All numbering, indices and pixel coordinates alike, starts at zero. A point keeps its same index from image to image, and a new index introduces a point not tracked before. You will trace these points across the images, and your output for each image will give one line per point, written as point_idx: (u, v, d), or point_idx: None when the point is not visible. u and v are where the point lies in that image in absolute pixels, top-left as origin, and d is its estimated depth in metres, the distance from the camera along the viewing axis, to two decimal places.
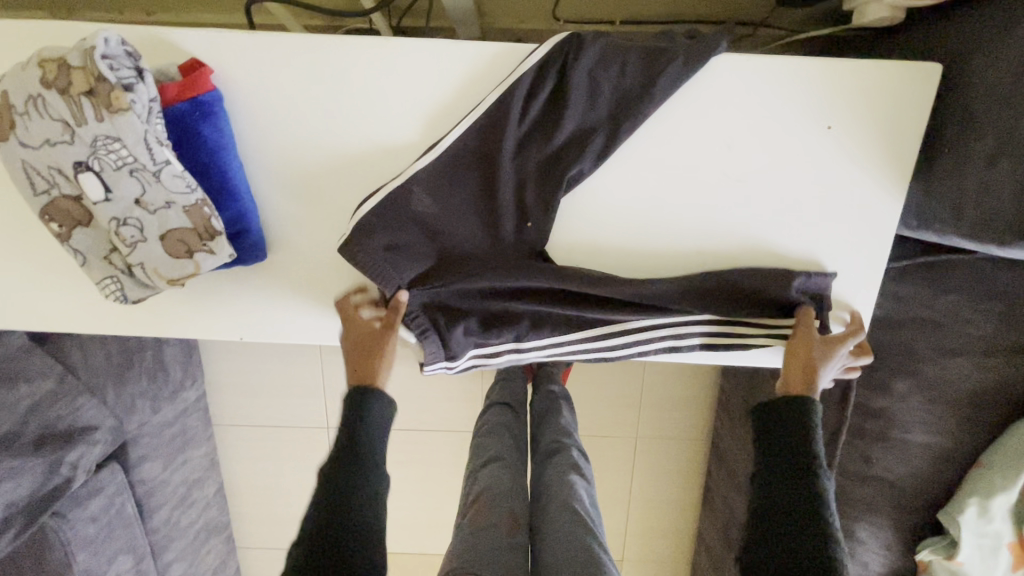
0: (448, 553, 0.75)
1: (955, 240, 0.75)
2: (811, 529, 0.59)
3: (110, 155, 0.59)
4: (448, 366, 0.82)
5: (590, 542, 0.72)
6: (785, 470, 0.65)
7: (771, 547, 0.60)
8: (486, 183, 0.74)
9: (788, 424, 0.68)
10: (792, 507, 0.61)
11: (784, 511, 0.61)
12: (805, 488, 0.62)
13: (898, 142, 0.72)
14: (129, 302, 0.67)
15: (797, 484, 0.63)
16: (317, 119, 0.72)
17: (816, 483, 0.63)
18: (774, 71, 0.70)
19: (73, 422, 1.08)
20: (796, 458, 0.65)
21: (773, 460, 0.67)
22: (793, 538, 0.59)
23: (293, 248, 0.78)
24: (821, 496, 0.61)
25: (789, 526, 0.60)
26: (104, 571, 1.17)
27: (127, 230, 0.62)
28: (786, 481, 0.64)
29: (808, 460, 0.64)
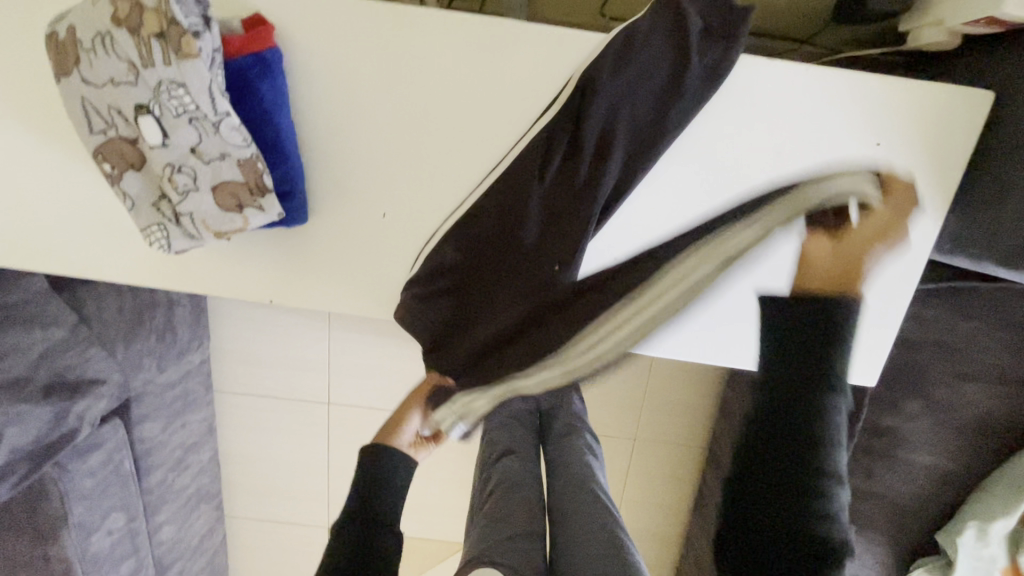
0: (467, 544, 0.78)
1: (989, 267, 0.76)
2: (808, 488, 0.48)
3: (172, 101, 0.58)
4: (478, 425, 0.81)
5: (610, 525, 0.75)
6: (799, 408, 0.49)
7: (758, 495, 0.49)
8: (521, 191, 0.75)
9: (804, 345, 0.50)
10: (793, 447, 0.48)
11: (781, 463, 0.49)
12: (814, 430, 0.49)
13: (942, 165, 0.73)
14: (171, 251, 0.66)
15: (800, 422, 0.49)
16: (373, 87, 0.72)
17: (829, 419, 0.49)
18: (831, 84, 0.71)
19: (82, 373, 1.06)
20: (804, 392, 0.49)
21: (785, 372, 0.50)
22: (786, 509, 0.48)
23: (334, 214, 0.77)
24: (828, 432, 0.49)
25: (787, 486, 0.48)
26: (96, 527, 1.15)
27: (180, 178, 0.62)
28: (790, 419, 0.49)
29: (820, 393, 0.49)
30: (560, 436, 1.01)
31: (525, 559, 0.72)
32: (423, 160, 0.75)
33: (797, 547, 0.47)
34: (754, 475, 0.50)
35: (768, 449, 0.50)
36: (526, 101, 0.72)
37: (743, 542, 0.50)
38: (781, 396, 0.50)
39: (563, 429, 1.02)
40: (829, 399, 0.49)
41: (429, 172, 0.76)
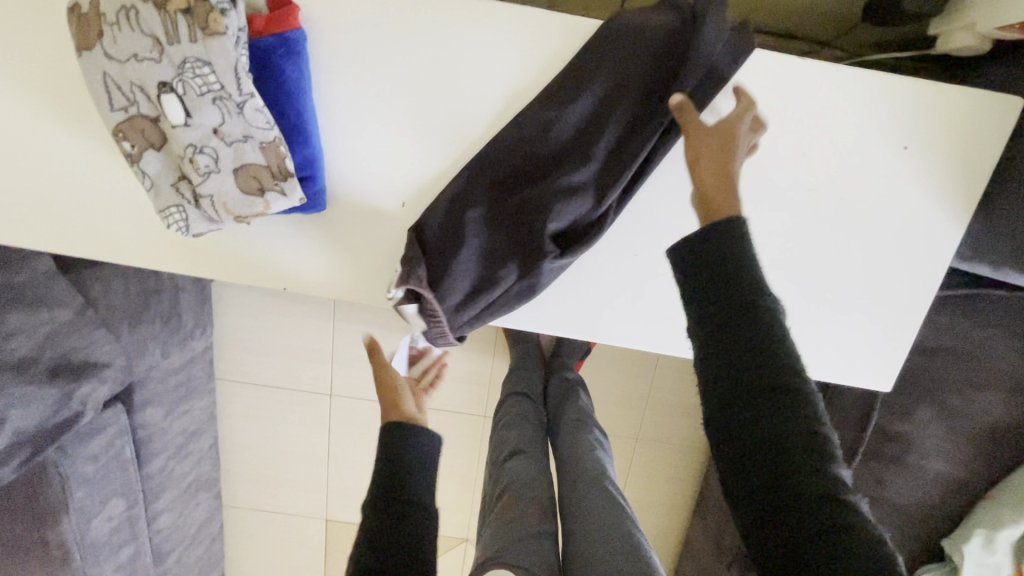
0: (479, 545, 0.77)
1: (1010, 274, 0.77)
2: (778, 395, 0.46)
3: (196, 79, 0.57)
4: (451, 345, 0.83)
5: (625, 522, 0.75)
6: (744, 319, 0.48)
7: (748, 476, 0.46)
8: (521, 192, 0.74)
9: (720, 257, 0.50)
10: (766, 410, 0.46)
11: (749, 380, 0.47)
12: (764, 335, 0.47)
13: (969, 170, 0.73)
14: (189, 234, 0.65)
15: (743, 327, 0.48)
16: (397, 74, 0.70)
17: (773, 316, 0.48)
18: (861, 84, 0.70)
19: (87, 356, 1.04)
20: (739, 320, 0.48)
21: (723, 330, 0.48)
22: (766, 423, 0.46)
23: (353, 202, 0.76)
24: (776, 326, 0.47)
25: (759, 399, 0.46)
26: (96, 512, 1.13)
27: (201, 159, 0.61)
28: (739, 332, 0.48)
29: (755, 296, 0.48)
30: (569, 432, 1.00)
31: (539, 561, 0.72)
32: (446, 149, 0.74)
33: (794, 459, 0.45)
34: (728, 400, 0.48)
35: (732, 372, 0.47)
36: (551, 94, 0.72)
37: (742, 471, 0.46)
38: (722, 317, 0.49)
39: (572, 425, 1.01)
40: (764, 298, 0.48)
41: (451, 162, 0.75)
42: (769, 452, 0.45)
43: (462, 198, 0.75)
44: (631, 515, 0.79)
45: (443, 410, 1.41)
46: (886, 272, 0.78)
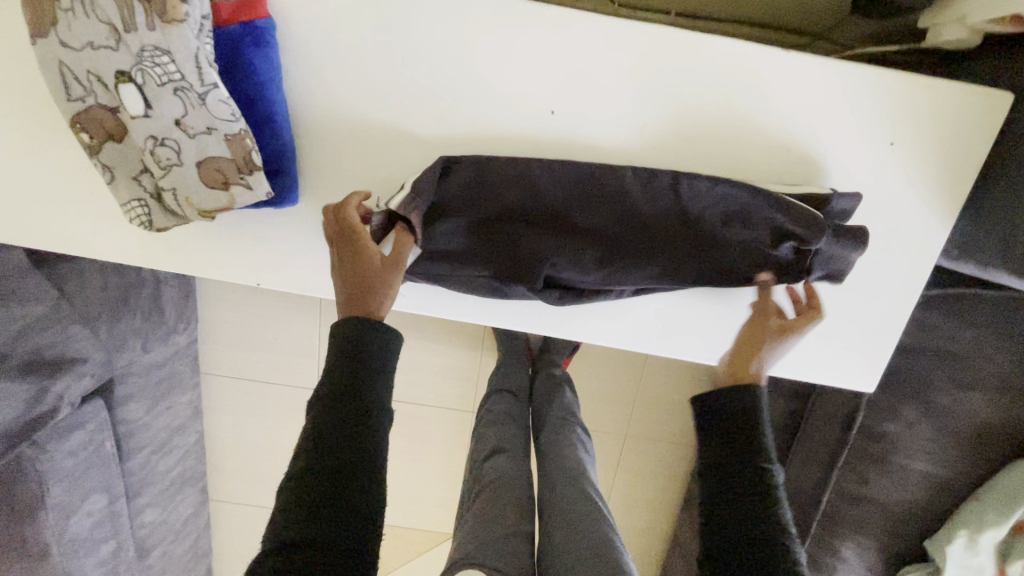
0: (452, 544, 0.77)
1: (996, 275, 0.74)
2: (756, 542, 0.54)
3: (155, 69, 0.55)
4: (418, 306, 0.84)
5: (598, 523, 0.74)
6: (735, 470, 0.58)
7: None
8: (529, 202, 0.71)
9: (731, 417, 0.62)
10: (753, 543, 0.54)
11: (734, 521, 0.56)
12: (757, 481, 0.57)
13: (956, 167, 0.71)
14: (153, 229, 0.63)
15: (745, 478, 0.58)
16: (370, 64, 0.69)
17: (767, 478, 0.58)
18: (847, 77, 0.68)
19: (64, 351, 1.03)
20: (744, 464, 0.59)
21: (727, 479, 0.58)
22: (737, 561, 0.54)
23: (328, 195, 0.74)
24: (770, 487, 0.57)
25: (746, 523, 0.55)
26: (76, 508, 1.12)
27: (164, 151, 0.59)
28: (733, 481, 0.58)
29: (755, 457, 0.59)
30: (552, 430, 0.99)
31: (513, 563, 0.71)
32: (422, 142, 0.72)
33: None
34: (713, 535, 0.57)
35: (717, 510, 0.58)
36: (530, 85, 0.70)
37: None
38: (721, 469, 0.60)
39: (555, 424, 1.01)
40: (761, 460, 0.59)
41: (428, 155, 0.73)
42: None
43: (441, 199, 0.70)
44: (608, 519, 0.77)
45: (429, 406, 1.40)
46: (868, 273, 0.77)
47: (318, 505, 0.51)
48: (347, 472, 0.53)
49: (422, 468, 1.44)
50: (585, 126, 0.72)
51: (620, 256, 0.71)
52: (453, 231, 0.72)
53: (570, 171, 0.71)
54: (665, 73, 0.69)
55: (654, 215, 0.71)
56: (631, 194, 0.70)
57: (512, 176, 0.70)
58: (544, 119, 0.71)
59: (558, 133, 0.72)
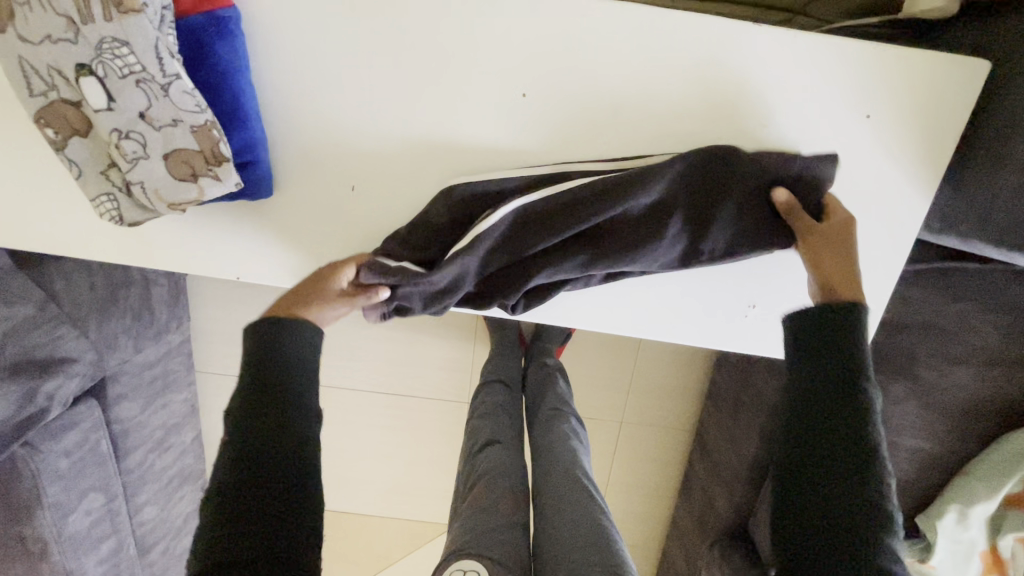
0: (448, 538, 0.76)
1: (979, 246, 0.74)
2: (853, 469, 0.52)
3: (115, 61, 0.55)
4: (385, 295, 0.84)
5: (594, 513, 0.73)
6: (828, 389, 0.55)
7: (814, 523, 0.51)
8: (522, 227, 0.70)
9: (831, 335, 0.58)
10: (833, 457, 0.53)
11: (824, 437, 0.53)
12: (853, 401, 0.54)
13: (934, 139, 0.71)
14: (124, 224, 0.63)
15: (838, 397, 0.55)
16: (340, 52, 0.68)
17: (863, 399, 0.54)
18: (821, 51, 0.68)
19: (53, 351, 1.04)
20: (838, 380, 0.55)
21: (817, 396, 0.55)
22: (830, 487, 0.52)
23: (302, 186, 0.74)
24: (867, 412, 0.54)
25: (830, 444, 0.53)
26: (74, 507, 1.13)
27: (129, 144, 0.59)
28: (833, 407, 0.54)
29: (853, 381, 0.55)
30: (546, 420, 0.99)
31: (508, 552, 0.71)
32: (394, 129, 0.72)
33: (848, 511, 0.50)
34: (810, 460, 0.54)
35: (809, 422, 0.55)
36: (499, 68, 0.69)
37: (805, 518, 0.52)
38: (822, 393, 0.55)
39: (549, 414, 1.00)
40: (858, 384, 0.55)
41: (403, 142, 0.72)
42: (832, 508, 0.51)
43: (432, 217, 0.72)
44: (604, 507, 0.77)
45: (424, 398, 1.40)
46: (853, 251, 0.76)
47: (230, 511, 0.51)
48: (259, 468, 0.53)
49: (419, 459, 1.44)
50: (558, 107, 0.71)
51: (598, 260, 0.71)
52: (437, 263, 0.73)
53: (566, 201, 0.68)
54: (636, 51, 0.68)
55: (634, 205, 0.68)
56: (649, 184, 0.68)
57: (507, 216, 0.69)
58: (515, 102, 0.71)
59: (530, 115, 0.72)
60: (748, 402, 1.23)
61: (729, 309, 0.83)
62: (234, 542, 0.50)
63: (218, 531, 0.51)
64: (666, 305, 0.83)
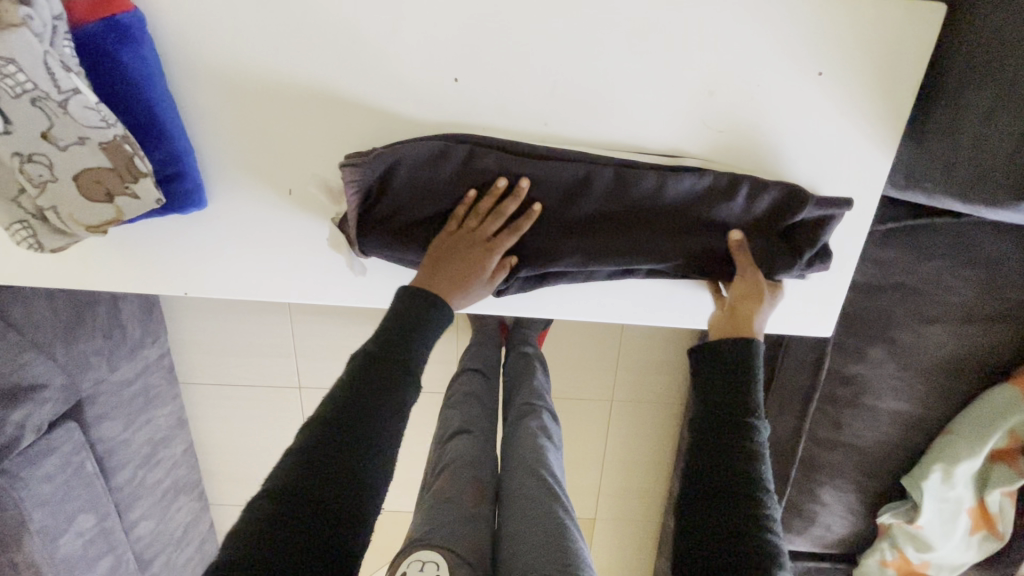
0: (410, 526, 0.75)
1: (942, 201, 0.71)
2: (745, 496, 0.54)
3: (5, 81, 0.51)
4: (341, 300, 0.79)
5: (555, 510, 0.73)
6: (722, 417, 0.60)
7: (705, 519, 0.55)
8: (536, 177, 0.68)
9: (730, 370, 0.63)
10: (720, 467, 0.56)
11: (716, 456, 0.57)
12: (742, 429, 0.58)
13: (892, 91, 0.67)
14: (44, 251, 0.61)
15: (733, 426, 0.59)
16: (259, 51, 0.65)
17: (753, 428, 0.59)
18: (765, 6, 0.64)
19: (19, 379, 1.03)
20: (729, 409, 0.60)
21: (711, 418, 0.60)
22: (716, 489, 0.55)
23: (236, 193, 0.71)
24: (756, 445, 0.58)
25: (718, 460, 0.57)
26: (63, 529, 1.13)
27: (33, 167, 0.56)
28: (725, 434, 0.58)
29: (741, 412, 0.59)
30: (518, 416, 0.98)
31: (469, 547, 0.69)
32: (325, 127, 0.69)
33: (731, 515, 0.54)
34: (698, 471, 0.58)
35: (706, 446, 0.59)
36: (426, 54, 0.66)
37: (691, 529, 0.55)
38: (712, 427, 0.60)
39: (522, 408, 0.99)
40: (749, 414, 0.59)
41: (335, 141, 0.69)
42: (710, 510, 0.55)
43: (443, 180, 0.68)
44: (567, 506, 0.76)
45: None
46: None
47: (283, 533, 0.48)
48: (341, 501, 0.51)
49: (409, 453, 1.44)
50: (493, 91, 0.68)
51: (604, 247, 0.70)
52: (432, 226, 0.71)
53: (561, 174, 0.68)
54: (568, 24, 0.65)
55: (646, 194, 0.69)
56: (641, 195, 0.69)
57: (495, 168, 0.68)
58: (447, 88, 0.67)
59: (464, 101, 0.68)
60: None
61: (692, 285, 0.80)
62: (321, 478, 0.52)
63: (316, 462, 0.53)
64: (624, 289, 0.80)
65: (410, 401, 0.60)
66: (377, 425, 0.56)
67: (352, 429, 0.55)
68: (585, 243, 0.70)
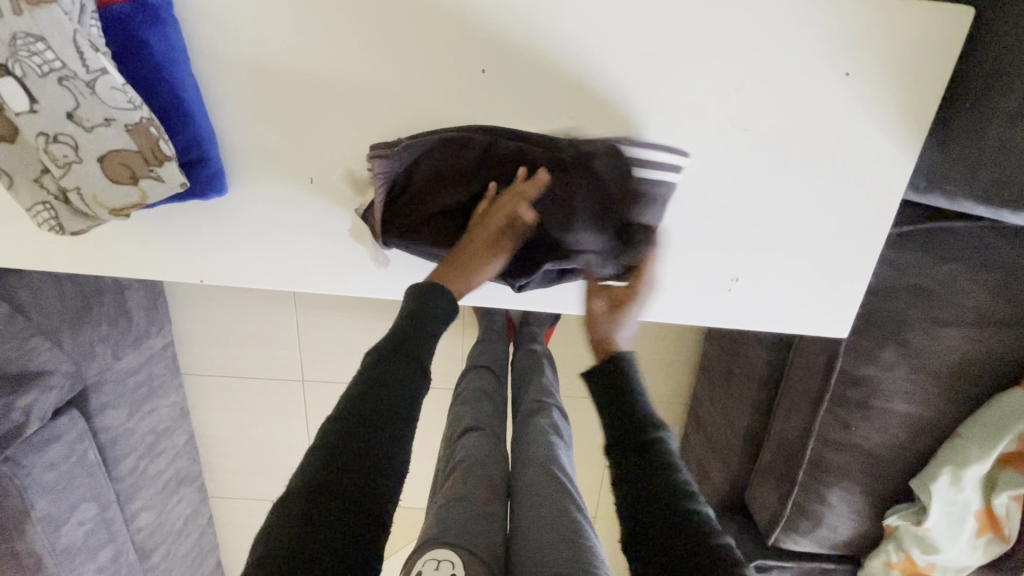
0: (423, 524, 0.75)
1: (964, 204, 0.71)
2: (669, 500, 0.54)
3: (33, 59, 0.51)
4: (359, 292, 0.79)
5: (569, 508, 0.73)
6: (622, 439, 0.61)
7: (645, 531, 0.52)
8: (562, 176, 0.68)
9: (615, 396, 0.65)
10: (636, 491, 0.56)
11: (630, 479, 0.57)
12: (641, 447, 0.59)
13: (918, 93, 0.67)
14: (65, 233, 0.60)
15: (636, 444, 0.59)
16: (284, 37, 0.64)
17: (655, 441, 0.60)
18: (795, 7, 0.64)
19: (26, 365, 1.02)
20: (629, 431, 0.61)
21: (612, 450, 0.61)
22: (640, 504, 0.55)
23: (257, 180, 0.71)
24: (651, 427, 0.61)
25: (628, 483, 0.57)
26: (65, 518, 1.12)
27: (58, 148, 0.55)
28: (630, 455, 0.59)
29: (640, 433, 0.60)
30: (528, 413, 0.98)
31: (483, 543, 0.69)
32: (349, 116, 0.68)
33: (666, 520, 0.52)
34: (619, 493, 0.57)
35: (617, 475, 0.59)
36: (455, 45, 0.65)
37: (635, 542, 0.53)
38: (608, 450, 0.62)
39: (532, 405, 0.99)
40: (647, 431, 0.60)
41: (358, 129, 0.69)
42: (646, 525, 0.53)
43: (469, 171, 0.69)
44: (580, 503, 0.76)
45: None
46: (825, 226, 0.74)
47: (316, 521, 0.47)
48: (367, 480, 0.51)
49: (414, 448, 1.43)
50: (520, 83, 0.67)
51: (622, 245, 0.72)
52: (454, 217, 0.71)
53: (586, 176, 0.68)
54: (597, 19, 0.64)
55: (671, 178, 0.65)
56: (658, 195, 0.70)
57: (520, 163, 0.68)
58: (475, 80, 0.67)
59: (491, 93, 0.68)
60: (739, 374, 1.21)
61: (712, 282, 0.78)
62: (342, 463, 0.51)
63: (337, 448, 0.52)
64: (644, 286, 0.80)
65: (423, 388, 0.61)
66: (398, 412, 0.57)
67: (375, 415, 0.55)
68: (604, 237, 0.71)
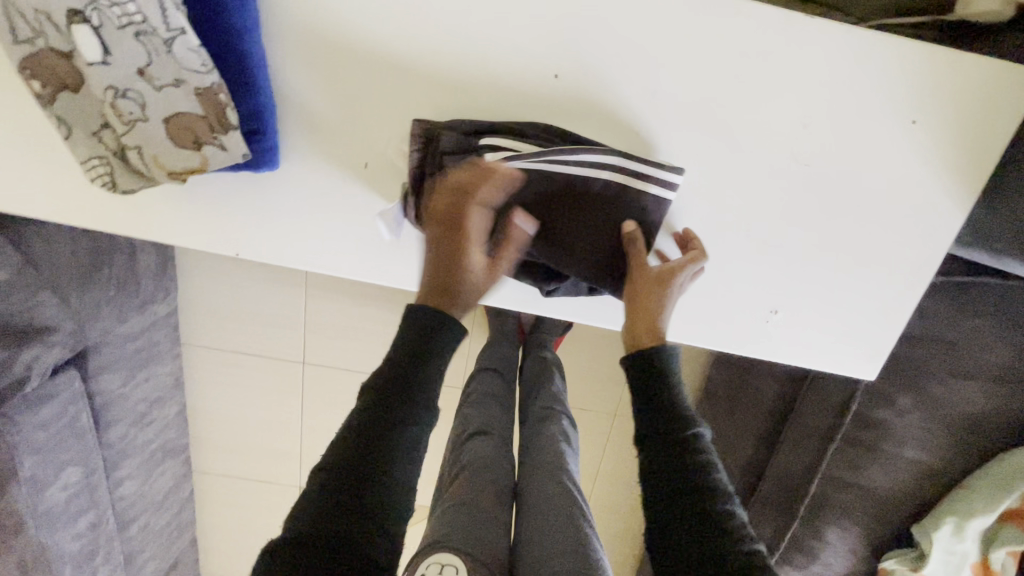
0: (425, 529, 0.73)
1: (1008, 263, 0.72)
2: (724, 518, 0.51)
3: (113, 10, 0.49)
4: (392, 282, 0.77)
5: (578, 520, 0.72)
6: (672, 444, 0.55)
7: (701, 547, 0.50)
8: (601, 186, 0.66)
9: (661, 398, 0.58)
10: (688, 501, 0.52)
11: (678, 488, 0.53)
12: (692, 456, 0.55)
13: (979, 148, 0.68)
14: (117, 191, 0.59)
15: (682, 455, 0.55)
16: (361, 18, 0.63)
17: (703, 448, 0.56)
18: (873, 49, 0.64)
19: (31, 319, 0.99)
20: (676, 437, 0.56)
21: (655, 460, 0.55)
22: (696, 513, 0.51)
23: (308, 159, 0.69)
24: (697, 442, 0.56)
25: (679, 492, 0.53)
26: (51, 481, 1.08)
27: (125, 104, 0.53)
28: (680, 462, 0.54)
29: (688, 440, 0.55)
30: (537, 421, 0.97)
31: (488, 552, 0.68)
32: (413, 104, 0.67)
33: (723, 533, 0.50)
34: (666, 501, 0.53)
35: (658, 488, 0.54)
36: (532, 46, 0.65)
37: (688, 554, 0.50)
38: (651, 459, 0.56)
39: (540, 411, 0.98)
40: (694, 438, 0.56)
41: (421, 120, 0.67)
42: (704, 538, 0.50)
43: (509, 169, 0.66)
44: (587, 515, 0.75)
45: None
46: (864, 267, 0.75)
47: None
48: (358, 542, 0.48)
49: None
50: (590, 92, 0.67)
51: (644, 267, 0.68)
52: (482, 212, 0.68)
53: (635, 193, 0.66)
54: (679, 38, 0.64)
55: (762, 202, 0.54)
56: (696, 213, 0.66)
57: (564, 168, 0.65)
58: (546, 83, 0.66)
59: (559, 98, 0.67)
60: (745, 403, 1.22)
61: (749, 312, 0.79)
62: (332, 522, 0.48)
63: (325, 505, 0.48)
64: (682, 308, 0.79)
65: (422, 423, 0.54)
66: (391, 456, 0.51)
67: (365, 460, 0.50)
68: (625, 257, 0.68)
